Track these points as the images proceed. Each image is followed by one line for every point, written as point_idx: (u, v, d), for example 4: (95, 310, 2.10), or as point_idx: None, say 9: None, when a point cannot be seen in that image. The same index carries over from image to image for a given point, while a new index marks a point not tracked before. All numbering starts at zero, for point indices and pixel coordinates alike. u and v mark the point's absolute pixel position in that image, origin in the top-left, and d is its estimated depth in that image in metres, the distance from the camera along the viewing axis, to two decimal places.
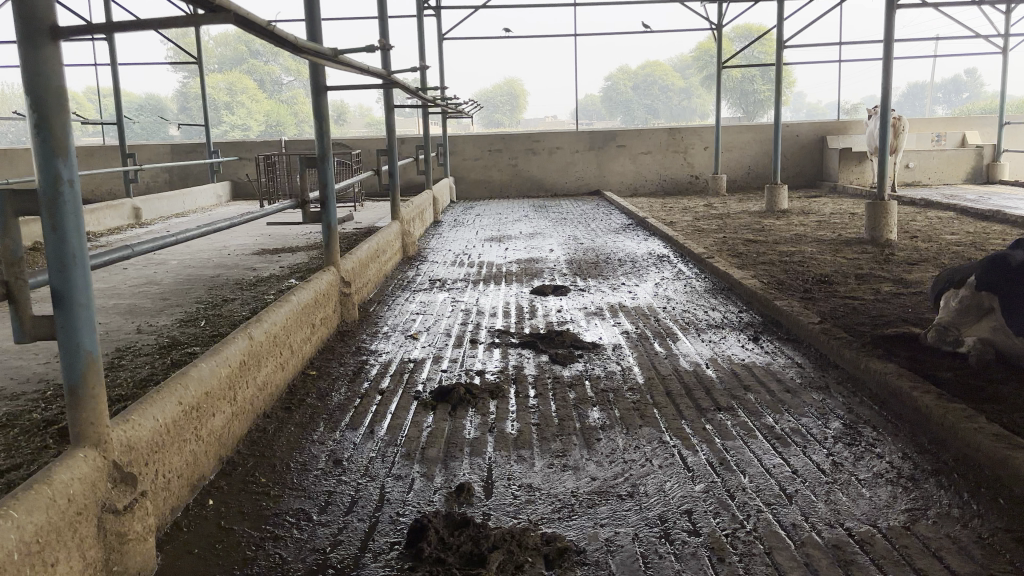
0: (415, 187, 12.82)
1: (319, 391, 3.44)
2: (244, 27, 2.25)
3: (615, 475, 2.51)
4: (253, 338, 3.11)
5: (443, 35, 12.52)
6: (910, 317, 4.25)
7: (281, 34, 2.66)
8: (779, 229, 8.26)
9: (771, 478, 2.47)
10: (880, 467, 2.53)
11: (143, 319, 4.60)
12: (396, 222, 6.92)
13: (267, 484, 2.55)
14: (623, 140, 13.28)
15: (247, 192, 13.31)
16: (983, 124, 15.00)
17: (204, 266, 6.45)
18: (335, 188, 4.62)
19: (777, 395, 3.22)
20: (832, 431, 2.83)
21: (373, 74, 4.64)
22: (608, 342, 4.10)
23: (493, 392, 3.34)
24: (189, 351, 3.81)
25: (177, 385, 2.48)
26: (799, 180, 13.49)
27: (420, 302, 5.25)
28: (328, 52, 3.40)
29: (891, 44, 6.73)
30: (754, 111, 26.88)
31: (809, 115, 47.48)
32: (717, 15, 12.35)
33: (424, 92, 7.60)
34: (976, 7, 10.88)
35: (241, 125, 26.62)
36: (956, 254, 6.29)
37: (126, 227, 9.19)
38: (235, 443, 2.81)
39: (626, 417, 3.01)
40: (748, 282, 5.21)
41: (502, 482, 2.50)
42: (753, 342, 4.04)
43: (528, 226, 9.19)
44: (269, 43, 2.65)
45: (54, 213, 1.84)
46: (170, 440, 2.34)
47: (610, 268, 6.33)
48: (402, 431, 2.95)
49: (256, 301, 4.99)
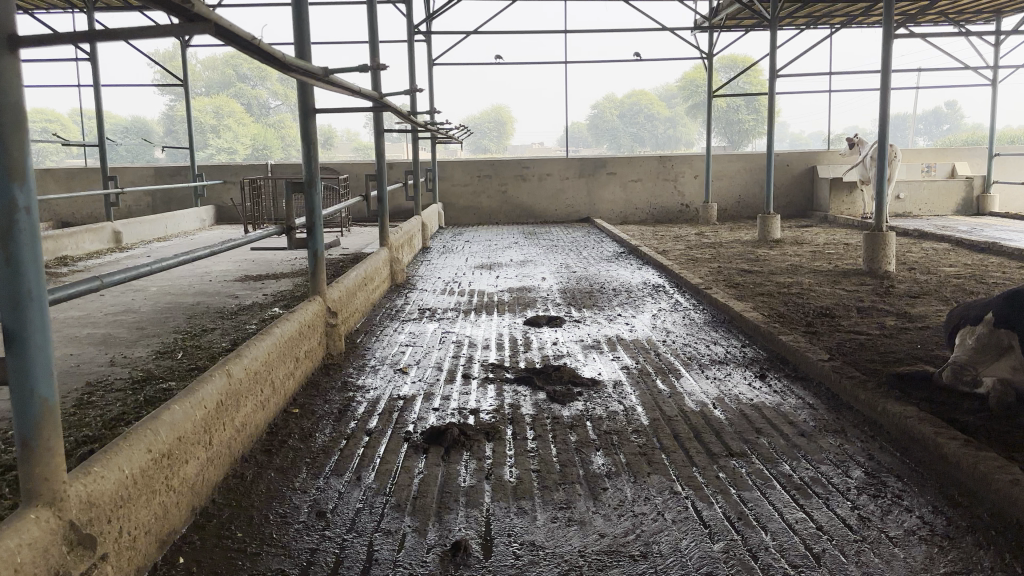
0: (402, 213, 12.65)
1: (303, 432, 3.22)
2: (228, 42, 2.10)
3: (625, 532, 2.31)
4: (232, 376, 2.90)
5: (433, 61, 12.43)
6: (922, 354, 4.08)
7: (266, 48, 2.45)
8: (775, 259, 8.11)
9: (795, 536, 2.27)
10: (910, 522, 2.34)
11: (117, 351, 4.37)
12: (384, 248, 6.72)
13: (244, 539, 2.33)
14: (613, 167, 13.19)
15: (231, 217, 13.08)
16: (971, 156, 15.03)
17: (185, 293, 6.23)
18: (322, 214, 4.41)
19: (792, 439, 3.03)
20: (854, 481, 2.64)
21: (365, 96, 4.46)
22: (608, 379, 3.89)
23: (489, 434, 3.13)
24: (163, 387, 3.58)
25: (145, 431, 2.25)
26: (790, 210, 13.44)
27: (410, 333, 5.03)
28: (317, 72, 3.20)
29: (888, 74, 6.64)
30: (739, 140, 27.10)
31: (794, 144, 47.93)
32: (709, 43, 12.32)
33: (414, 117, 7.43)
34: (965, 38, 10.94)
35: (228, 149, 26.37)
36: (957, 288, 6.17)
37: (105, 252, 8.94)
38: (210, 492, 2.59)
39: (633, 463, 2.82)
40: (750, 315, 5.03)
41: (504, 539, 2.29)
42: (760, 379, 3.86)
43: (518, 254, 9.00)
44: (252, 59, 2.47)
45: (8, 246, 1.62)
46: (138, 492, 2.12)
47: (605, 297, 6.16)
48: (391, 478, 2.73)
49: (237, 332, 4.77)
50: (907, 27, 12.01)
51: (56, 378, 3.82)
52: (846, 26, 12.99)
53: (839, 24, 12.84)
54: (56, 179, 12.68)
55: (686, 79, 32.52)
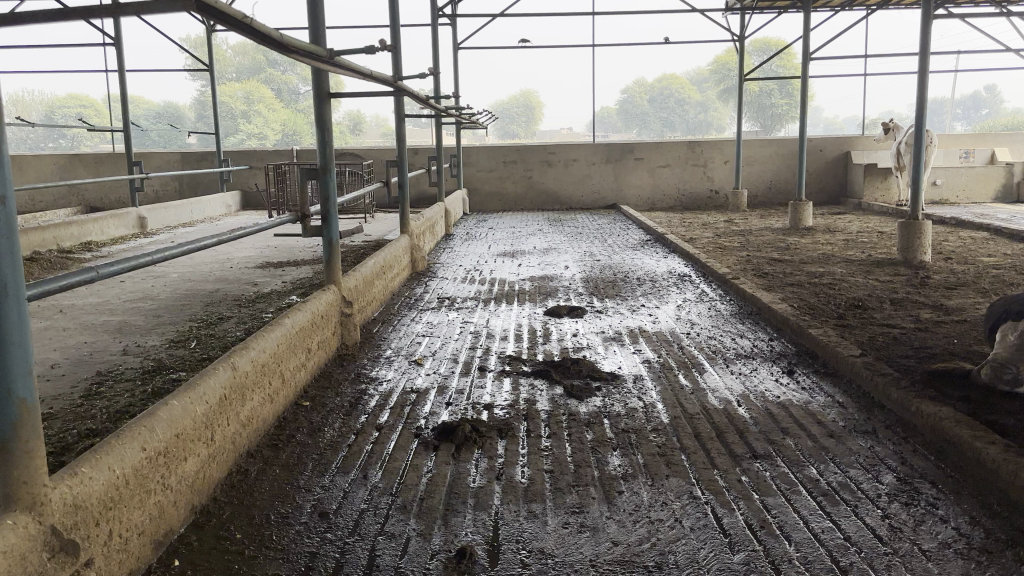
0: (427, 199, 12.56)
1: (312, 426, 3.13)
2: (209, 16, 1.97)
3: (640, 540, 2.19)
4: (238, 369, 2.81)
5: (459, 44, 12.29)
6: (959, 350, 3.89)
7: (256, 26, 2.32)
8: (806, 248, 7.90)
9: (820, 547, 2.14)
10: (945, 533, 2.19)
11: (131, 339, 4.32)
12: (404, 236, 6.63)
13: (243, 540, 2.25)
14: (640, 153, 12.98)
15: (257, 202, 13.08)
16: (1012, 141, 14.55)
17: (203, 279, 6.18)
18: (337, 202, 4.29)
19: (820, 440, 2.88)
20: (885, 486, 2.49)
21: (380, 80, 4.34)
22: (628, 373, 3.76)
23: (501, 431, 3.02)
24: (173, 377, 3.52)
25: (140, 428, 2.18)
26: (823, 196, 13.13)
27: (427, 323, 4.94)
28: (321, 54, 3.08)
29: (927, 55, 6.38)
30: (771, 125, 26.62)
31: (827, 130, 47.14)
32: (740, 26, 12.05)
33: (437, 102, 7.29)
34: (1008, 18, 10.55)
35: (258, 134, 26.57)
36: (995, 279, 5.93)
37: (131, 237, 8.96)
38: (212, 488, 2.52)
39: (651, 465, 2.69)
40: (779, 307, 4.86)
41: (511, 546, 2.17)
42: (788, 375, 3.70)
43: (542, 241, 8.86)
44: (244, 35, 2.36)
45: None
46: (130, 492, 2.05)
47: (629, 287, 6.01)
48: (398, 477, 2.64)
49: (253, 320, 4.71)
50: (946, 7, 11.62)
51: (67, 367, 3.77)
52: (883, 7, 12.60)
53: (875, 5, 12.47)
54: (84, 164, 12.75)
55: (717, 63, 32.00)
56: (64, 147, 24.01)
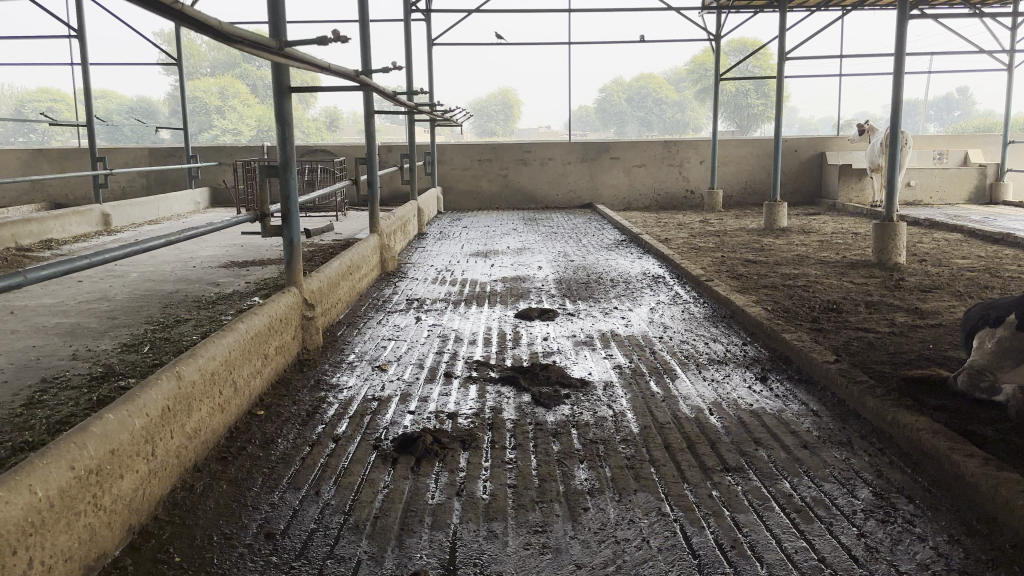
0: (400, 197, 12.38)
1: (265, 438, 2.98)
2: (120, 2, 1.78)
3: (604, 562, 2.07)
4: (182, 378, 2.65)
5: (433, 41, 12.11)
6: (935, 356, 3.81)
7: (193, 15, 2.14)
8: (781, 249, 7.84)
9: (793, 569, 2.03)
10: (923, 553, 2.10)
11: (82, 343, 4.13)
12: (374, 235, 6.47)
13: (181, 564, 2.10)
14: (616, 152, 12.91)
15: (227, 198, 12.83)
16: (985, 142, 14.61)
17: (164, 279, 5.98)
18: (298, 201, 4.12)
19: (795, 452, 2.78)
20: (862, 502, 2.40)
21: (343, 74, 4.16)
22: (598, 379, 3.65)
23: (465, 442, 2.89)
24: (121, 385, 3.35)
25: (69, 446, 2.02)
26: (797, 196, 13.13)
27: (393, 326, 4.78)
28: (270, 46, 2.90)
29: (902, 57, 6.32)
30: (748, 124, 26.64)
31: (801, 129, 47.51)
32: (716, 25, 11.98)
33: (407, 98, 7.12)
34: (982, 18, 10.58)
35: (232, 130, 26.25)
36: (970, 281, 5.90)
37: (93, 235, 8.69)
38: (152, 508, 2.36)
39: (619, 478, 2.58)
40: (753, 310, 4.77)
41: (469, 570, 2.05)
42: (761, 382, 3.61)
43: (516, 240, 8.72)
44: (179, 24, 2.16)
45: None
46: (56, 516, 1.89)
47: (601, 288, 5.90)
48: (353, 493, 2.49)
49: (212, 323, 4.54)
50: (921, 7, 11.63)
51: (9, 374, 3.58)
52: (858, 8, 12.60)
53: (851, 5, 12.45)
54: (49, 159, 12.42)
55: (694, 62, 31.99)
56: (34, 141, 23.59)
